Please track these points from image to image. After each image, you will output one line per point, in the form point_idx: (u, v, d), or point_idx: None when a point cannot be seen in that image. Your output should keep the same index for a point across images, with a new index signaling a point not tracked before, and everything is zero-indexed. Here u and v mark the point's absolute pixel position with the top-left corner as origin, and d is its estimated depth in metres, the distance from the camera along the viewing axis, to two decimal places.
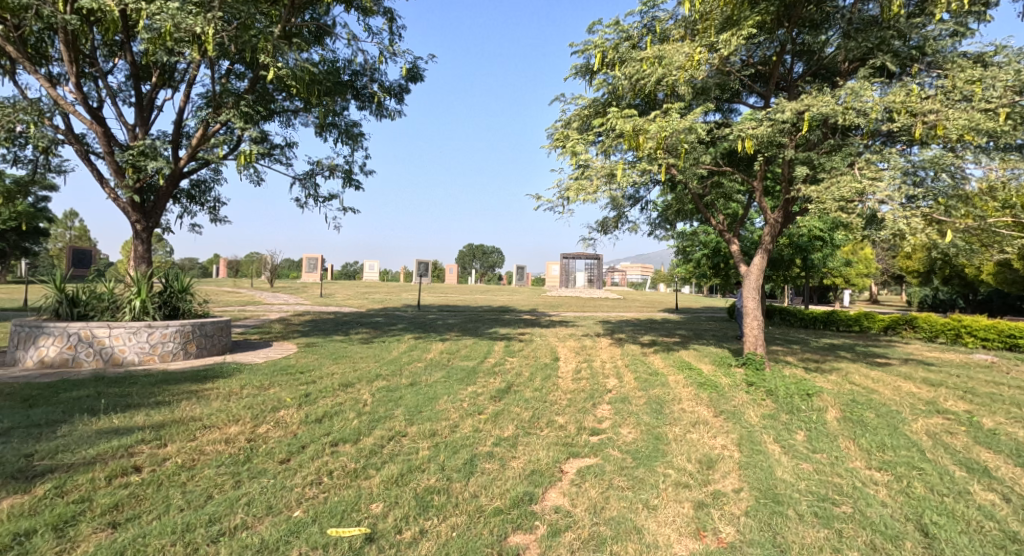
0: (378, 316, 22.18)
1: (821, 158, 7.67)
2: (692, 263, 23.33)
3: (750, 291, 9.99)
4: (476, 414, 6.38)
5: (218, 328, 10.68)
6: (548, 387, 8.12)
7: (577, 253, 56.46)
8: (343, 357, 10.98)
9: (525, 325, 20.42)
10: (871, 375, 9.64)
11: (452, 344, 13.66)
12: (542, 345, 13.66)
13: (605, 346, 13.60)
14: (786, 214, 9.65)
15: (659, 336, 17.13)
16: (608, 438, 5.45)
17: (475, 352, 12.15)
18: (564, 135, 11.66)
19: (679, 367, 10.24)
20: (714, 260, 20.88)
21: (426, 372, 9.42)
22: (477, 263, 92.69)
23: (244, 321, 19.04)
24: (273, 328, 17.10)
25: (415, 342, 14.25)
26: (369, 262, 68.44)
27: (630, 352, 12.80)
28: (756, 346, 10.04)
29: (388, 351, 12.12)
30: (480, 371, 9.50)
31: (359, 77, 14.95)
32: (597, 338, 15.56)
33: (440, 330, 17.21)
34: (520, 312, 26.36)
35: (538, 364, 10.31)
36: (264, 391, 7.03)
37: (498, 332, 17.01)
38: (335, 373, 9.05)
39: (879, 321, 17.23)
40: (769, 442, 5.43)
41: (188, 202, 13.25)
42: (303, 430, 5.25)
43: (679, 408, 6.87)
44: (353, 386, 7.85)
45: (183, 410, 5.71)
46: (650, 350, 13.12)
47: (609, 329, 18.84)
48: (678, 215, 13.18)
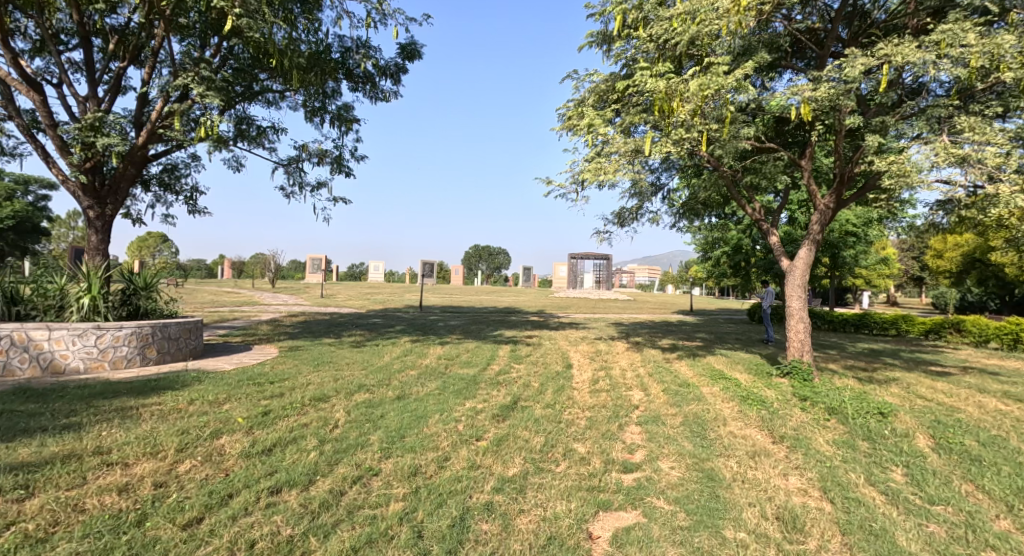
0: (377, 317, 20.96)
1: (897, 124, 6.31)
2: (710, 261, 21.94)
3: (794, 290, 8.61)
4: (475, 440, 5.07)
5: (185, 330, 9.44)
6: (561, 402, 6.79)
7: (586, 253, 55.07)
8: (326, 364, 9.68)
9: (533, 327, 19.09)
10: (939, 387, 8.23)
11: (453, 348, 12.35)
12: (553, 349, 12.33)
13: (623, 351, 12.24)
14: (839, 199, 8.29)
15: (679, 339, 15.78)
16: (646, 479, 4.12)
17: (479, 357, 10.83)
18: (578, 114, 10.37)
19: (711, 376, 8.90)
20: (736, 258, 19.49)
21: (419, 382, 8.13)
22: (484, 264, 91.48)
23: (233, 322, 17.82)
24: (262, 330, 15.85)
25: (412, 345, 12.95)
26: (374, 263, 67.43)
27: (651, 357, 11.44)
28: (802, 352, 8.63)
29: (380, 357, 10.82)
30: (482, 381, 8.19)
31: (351, 54, 13.69)
32: (612, 342, 14.23)
33: (441, 333, 15.91)
34: (528, 313, 25.07)
35: (549, 373, 8.97)
36: (215, 409, 5.75)
37: (504, 335, 15.70)
38: (312, 383, 7.75)
39: (920, 325, 15.76)
40: (862, 486, 4.08)
41: (162, 190, 12.09)
42: (240, 469, 3.94)
43: (727, 431, 5.53)
44: (329, 400, 6.56)
45: (93, 436, 4.46)
46: (673, 355, 11.76)
47: (624, 332, 17.49)
48: (704, 204, 11.85)
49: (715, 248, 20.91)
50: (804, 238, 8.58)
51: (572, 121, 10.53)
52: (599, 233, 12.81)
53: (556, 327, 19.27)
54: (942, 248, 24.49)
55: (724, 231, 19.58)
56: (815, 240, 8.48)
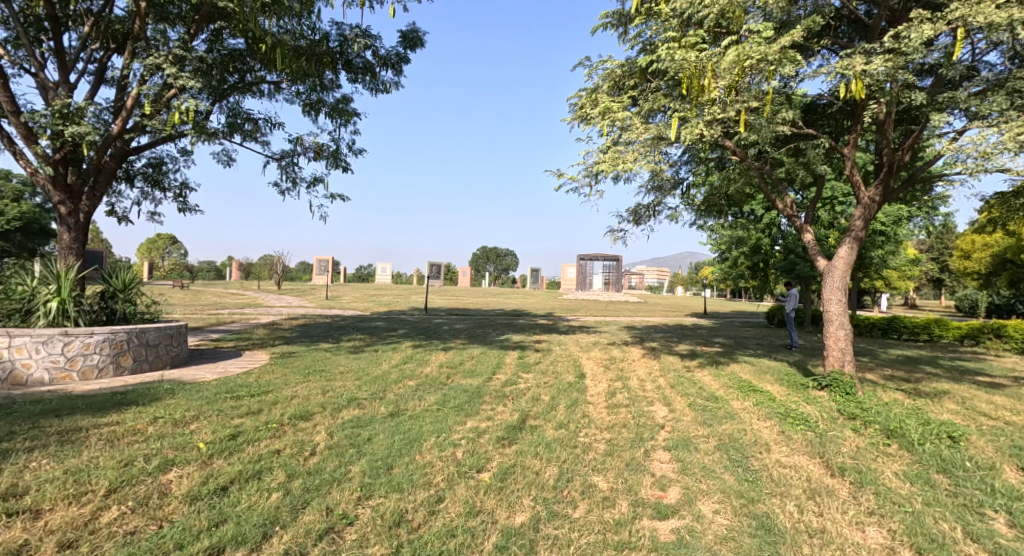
0: (380, 321, 20.26)
1: (968, 99, 5.46)
2: (727, 262, 21.03)
3: (834, 293, 7.74)
4: (475, 473, 4.29)
5: (165, 336, 8.71)
6: (575, 421, 6.00)
7: (595, 254, 54.10)
8: (319, 373, 8.95)
9: (541, 331, 18.23)
10: (999, 403, 7.33)
11: (456, 354, 11.56)
12: (565, 356, 11.53)
13: (639, 358, 11.40)
14: (886, 190, 7.44)
15: (697, 345, 14.92)
16: (687, 533, 3.32)
17: (484, 365, 10.02)
18: (592, 102, 9.57)
19: (740, 388, 8.05)
20: (754, 259, 18.61)
21: (416, 394, 7.36)
22: (492, 265, 90.71)
23: (230, 325, 17.16)
24: (258, 334, 15.15)
25: (413, 351, 12.17)
26: (381, 264, 66.87)
27: (671, 365, 10.60)
28: (842, 362, 7.74)
29: (377, 365, 10.03)
30: (486, 394, 7.40)
31: (349, 43, 12.97)
32: (627, 348, 13.38)
33: (445, 337, 15.12)
34: (536, 317, 24.27)
35: (561, 384, 8.15)
36: (177, 431, 4.99)
37: (511, 340, 14.91)
38: (299, 396, 7.01)
39: (955, 329, 14.81)
40: (956, 545, 3.27)
41: (149, 186, 11.40)
42: (181, 521, 3.19)
43: (773, 460, 4.72)
44: (312, 418, 5.79)
45: (15, 471, 3.72)
46: (693, 363, 10.92)
47: (637, 336, 16.64)
48: (727, 199, 11.04)
49: (732, 249, 20.02)
50: (845, 235, 7.71)
51: (585, 110, 9.74)
52: (613, 231, 12.03)
53: (566, 331, 18.43)
54: (970, 248, 23.39)
55: (741, 231, 18.70)
56: (857, 238, 7.61)
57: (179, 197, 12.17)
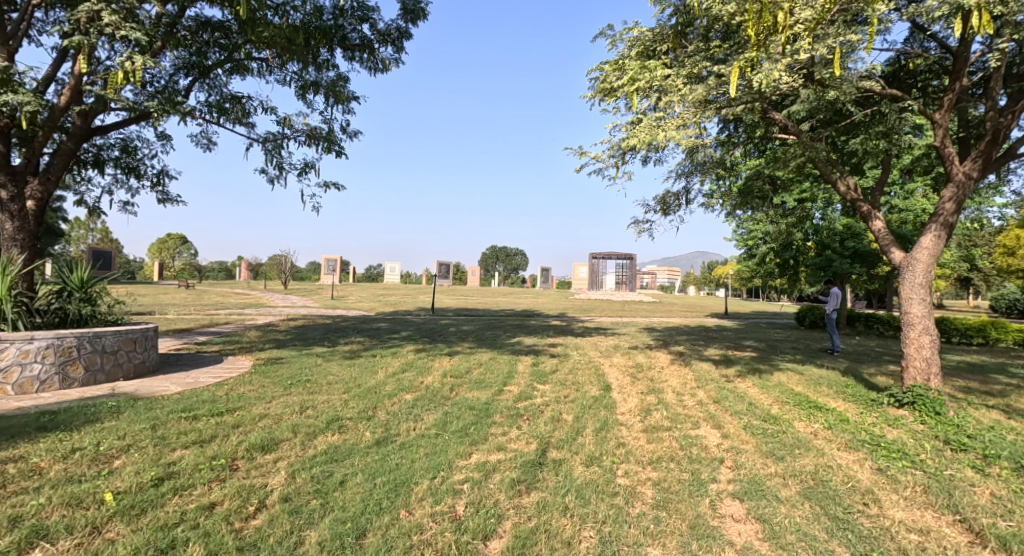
0: (384, 322, 19.12)
1: None
2: (754, 259, 19.65)
3: (916, 291, 6.40)
4: (480, 545, 3.20)
5: (127, 341, 7.55)
6: (609, 454, 4.77)
7: (608, 253, 52.76)
8: (304, 385, 7.76)
9: (555, 333, 17.00)
10: None
11: (463, 360, 10.35)
12: (584, 363, 10.29)
13: (668, 366, 10.11)
14: (987, 163, 6.13)
15: (728, 349, 13.60)
16: None
17: (493, 374, 8.79)
18: (617, 73, 8.35)
19: (799, 404, 6.76)
20: (785, 256, 17.26)
21: (412, 413, 6.12)
22: (501, 265, 89.67)
23: (223, 327, 16.07)
24: (250, 336, 14.05)
25: (415, 356, 10.98)
26: (390, 264, 66.15)
27: (706, 374, 9.30)
28: (927, 375, 6.39)
29: (373, 373, 8.84)
30: (496, 413, 6.17)
31: (345, 17, 11.79)
32: (652, 353, 12.10)
33: (451, 340, 13.91)
34: (549, 318, 23.06)
35: (585, 400, 6.91)
36: (89, 471, 3.81)
37: (523, 343, 13.67)
38: (271, 416, 5.82)
39: (1015, 332, 13.47)
40: None
41: (123, 175, 10.32)
42: None
43: (890, 519, 3.47)
44: (277, 449, 4.59)
45: None
46: (731, 372, 9.62)
47: (660, 339, 15.34)
48: (767, 186, 9.75)
49: (760, 245, 18.67)
50: (929, 222, 6.38)
51: (609, 83, 8.50)
52: (637, 223, 10.74)
53: (582, 333, 17.17)
54: (1014, 245, 21.78)
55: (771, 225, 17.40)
56: (946, 224, 6.26)
57: (159, 186, 11.11)
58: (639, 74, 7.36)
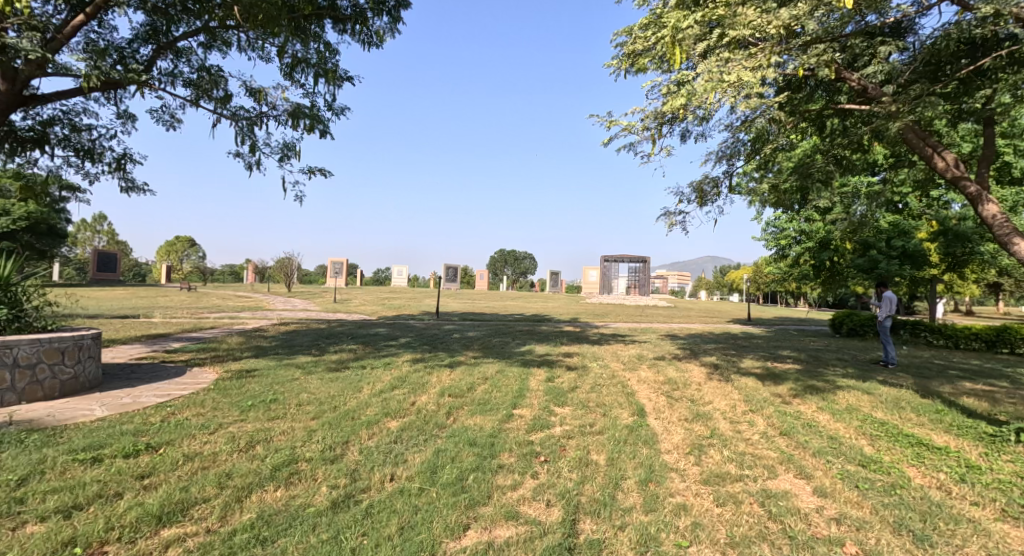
0: (383, 327, 17.71)
1: None
2: (785, 261, 18.09)
3: None
4: None
5: (48, 353, 6.20)
6: (670, 529, 3.32)
7: (619, 256, 51.27)
8: (268, 407, 6.32)
9: (569, 341, 15.54)
10: None
11: (466, 374, 8.90)
12: (608, 379, 8.78)
13: (707, 382, 8.59)
14: None
15: (765, 360, 12.06)
16: None
17: (500, 394, 7.32)
18: (651, 32, 6.96)
19: (896, 438, 5.22)
20: (823, 255, 15.80)
21: (395, 452, 4.65)
22: (510, 269, 88.57)
23: (206, 332, 14.71)
24: (232, 341, 12.66)
25: (410, 368, 9.52)
26: (398, 268, 64.94)
27: (755, 392, 7.77)
28: None
29: (357, 390, 7.40)
30: (504, 453, 4.72)
31: None
32: (681, 365, 10.60)
33: (454, 348, 12.50)
34: (562, 323, 21.60)
35: (616, 432, 5.43)
36: None
37: (535, 352, 12.19)
38: (204, 456, 4.39)
39: None
40: None
41: (78, 158, 9.11)
42: None
43: None
44: (180, 521, 3.15)
45: None
46: (783, 390, 8.08)
47: (686, 349, 13.83)
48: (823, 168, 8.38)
49: (791, 244, 17.15)
50: None
51: (639, 44, 7.12)
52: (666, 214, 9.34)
53: (598, 341, 15.70)
54: None
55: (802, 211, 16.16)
56: None
57: (122, 172, 9.86)
58: (680, 22, 5.99)
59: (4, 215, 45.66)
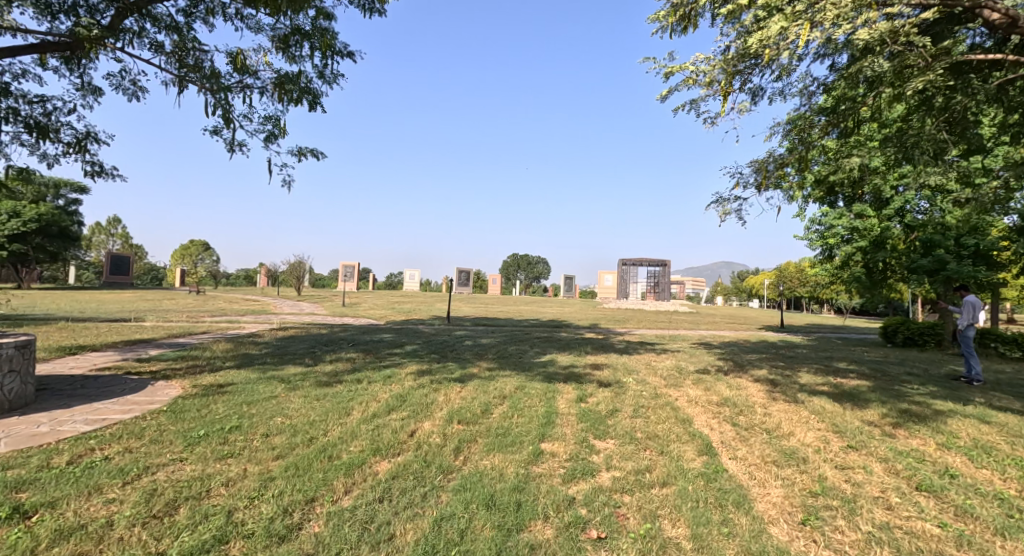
0: (389, 333, 16.30)
1: None
2: (830, 262, 16.46)
3: None
4: None
5: None
6: None
7: (638, 259, 49.49)
8: (227, 436, 4.91)
9: (593, 349, 14.03)
10: None
11: (480, 392, 7.43)
12: (652, 400, 7.24)
13: (772, 404, 7.06)
14: None
15: (825, 375, 10.46)
16: None
17: (523, 421, 5.83)
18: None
19: None
20: (877, 256, 14.17)
21: (382, 528, 3.23)
22: (523, 273, 87.18)
23: (193, 337, 13.39)
24: (218, 348, 11.29)
25: (414, 384, 8.07)
26: (410, 272, 63.70)
27: (840, 419, 6.23)
28: None
29: (344, 413, 5.96)
30: (537, 526, 3.29)
31: None
32: (732, 381, 9.02)
33: (465, 358, 11.02)
34: (582, 330, 20.07)
35: (689, 485, 3.93)
36: None
37: (558, 364, 10.70)
38: (90, 533, 3.08)
39: None
40: None
41: (32, 135, 7.94)
42: None
43: None
44: None
45: None
46: (873, 414, 6.54)
47: (728, 361, 12.21)
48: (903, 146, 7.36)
49: (837, 244, 15.53)
50: None
51: None
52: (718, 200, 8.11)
53: (625, 350, 14.15)
54: None
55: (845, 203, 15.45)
56: None
57: (86, 153, 8.67)
58: None
59: (15, 216, 45.13)
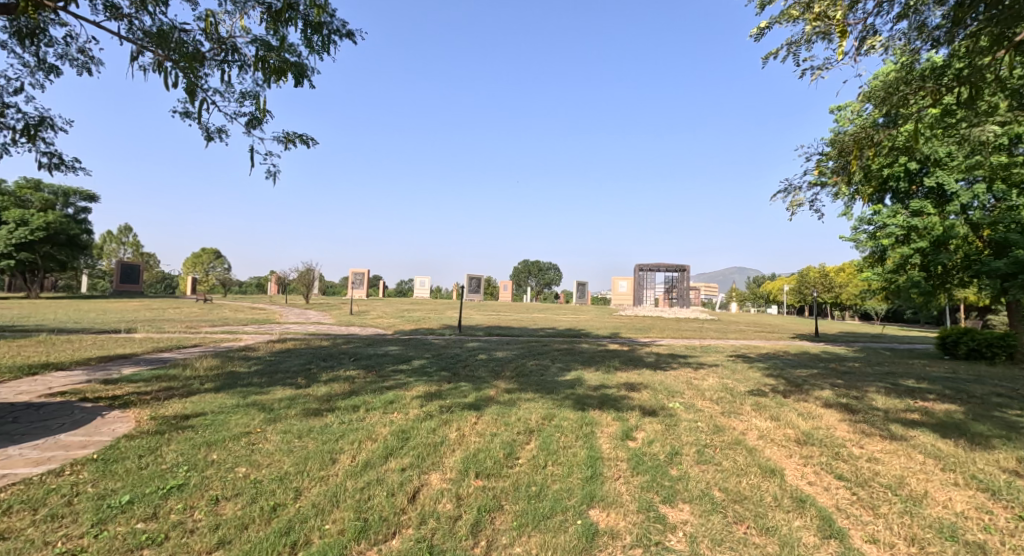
0: (396, 346, 14.95)
1: None
2: (878, 264, 15.01)
3: None
4: None
5: None
6: None
7: (655, 264, 47.73)
8: (162, 502, 3.60)
9: (621, 364, 12.62)
10: None
11: (501, 426, 6.06)
12: (716, 436, 5.82)
13: (870, 442, 5.64)
14: None
15: (901, 396, 8.97)
16: None
17: (560, 473, 4.45)
18: None
19: None
20: (940, 257, 12.71)
21: None
22: (534, 280, 85.79)
23: (179, 351, 12.11)
24: (200, 365, 9.97)
25: (421, 414, 6.71)
26: (421, 278, 62.62)
27: (975, 465, 4.80)
28: None
29: (329, 462, 4.61)
30: None
31: None
32: (800, 406, 7.57)
33: (480, 377, 9.65)
34: (604, 340, 18.62)
35: None
36: None
37: (588, 384, 9.28)
38: None
39: None
40: None
41: None
42: None
43: None
44: None
45: None
46: (1010, 456, 5.10)
47: (779, 379, 10.71)
48: (1011, 106, 6.59)
49: (890, 245, 14.08)
50: None
51: None
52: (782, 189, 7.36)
53: (657, 365, 12.71)
54: None
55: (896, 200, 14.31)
56: None
57: (40, 139, 7.48)
58: None
59: (23, 224, 44.29)
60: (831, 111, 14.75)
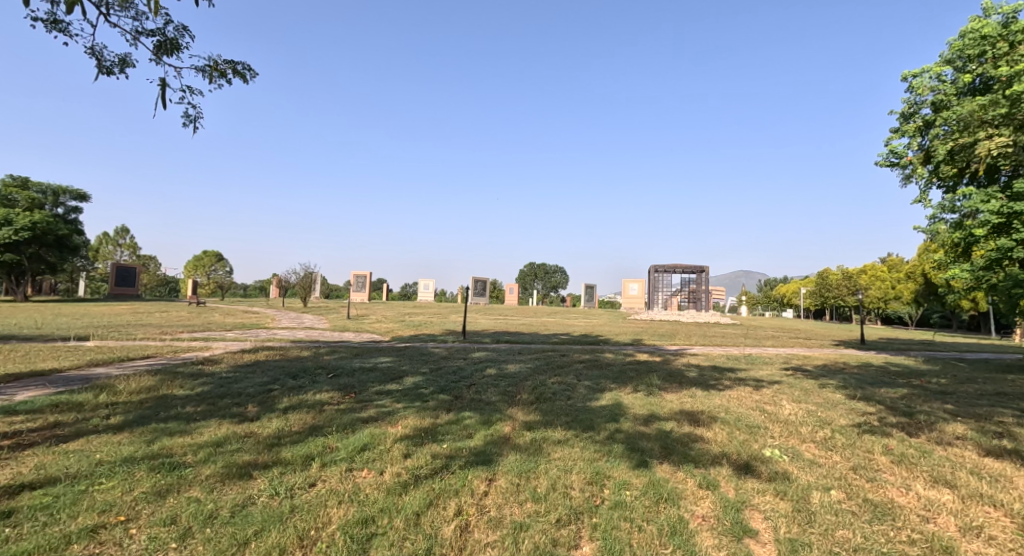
0: (387, 356, 12.62)
1: None
2: (964, 259, 12.63)
3: None
4: None
5: None
6: None
7: (671, 267, 45.26)
8: None
9: (661, 381, 10.28)
10: None
11: (525, 507, 3.79)
12: (890, 533, 3.50)
13: None
14: None
15: None
16: None
17: None
18: None
19: None
20: None
21: None
22: (539, 284, 83.71)
23: (117, 365, 9.80)
24: (126, 387, 7.65)
25: (402, 473, 4.41)
26: (425, 281, 60.37)
27: None
28: None
29: None
30: None
31: None
32: (954, 456, 5.23)
33: (490, 403, 7.33)
34: (629, 349, 16.28)
35: None
36: None
37: (634, 415, 6.94)
38: None
39: None
40: None
41: None
42: None
43: None
44: None
45: None
46: None
47: (874, 404, 8.32)
48: None
49: (982, 236, 11.74)
50: None
51: None
52: None
53: (705, 382, 10.34)
54: None
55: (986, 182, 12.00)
56: None
57: None
58: None
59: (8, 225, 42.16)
60: (905, 78, 12.47)
